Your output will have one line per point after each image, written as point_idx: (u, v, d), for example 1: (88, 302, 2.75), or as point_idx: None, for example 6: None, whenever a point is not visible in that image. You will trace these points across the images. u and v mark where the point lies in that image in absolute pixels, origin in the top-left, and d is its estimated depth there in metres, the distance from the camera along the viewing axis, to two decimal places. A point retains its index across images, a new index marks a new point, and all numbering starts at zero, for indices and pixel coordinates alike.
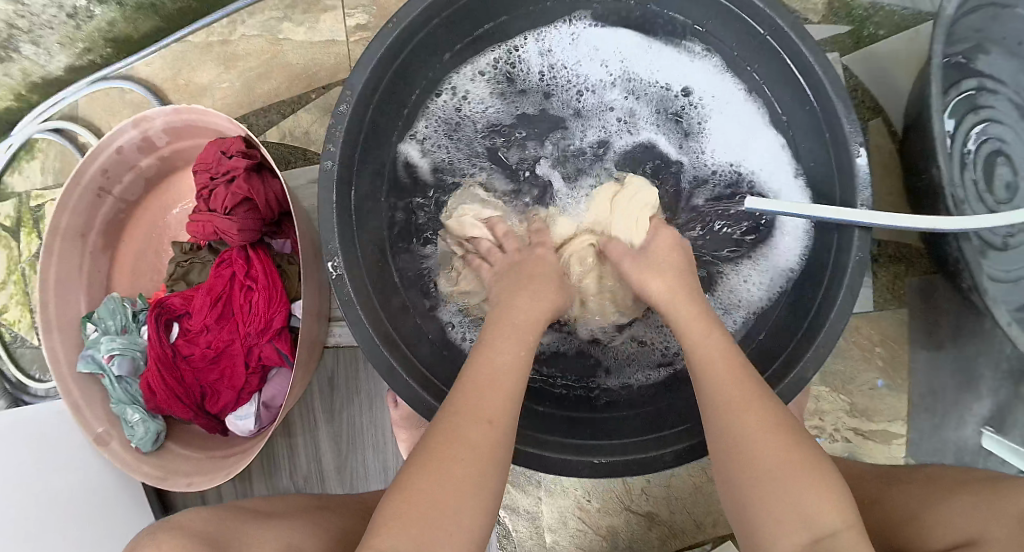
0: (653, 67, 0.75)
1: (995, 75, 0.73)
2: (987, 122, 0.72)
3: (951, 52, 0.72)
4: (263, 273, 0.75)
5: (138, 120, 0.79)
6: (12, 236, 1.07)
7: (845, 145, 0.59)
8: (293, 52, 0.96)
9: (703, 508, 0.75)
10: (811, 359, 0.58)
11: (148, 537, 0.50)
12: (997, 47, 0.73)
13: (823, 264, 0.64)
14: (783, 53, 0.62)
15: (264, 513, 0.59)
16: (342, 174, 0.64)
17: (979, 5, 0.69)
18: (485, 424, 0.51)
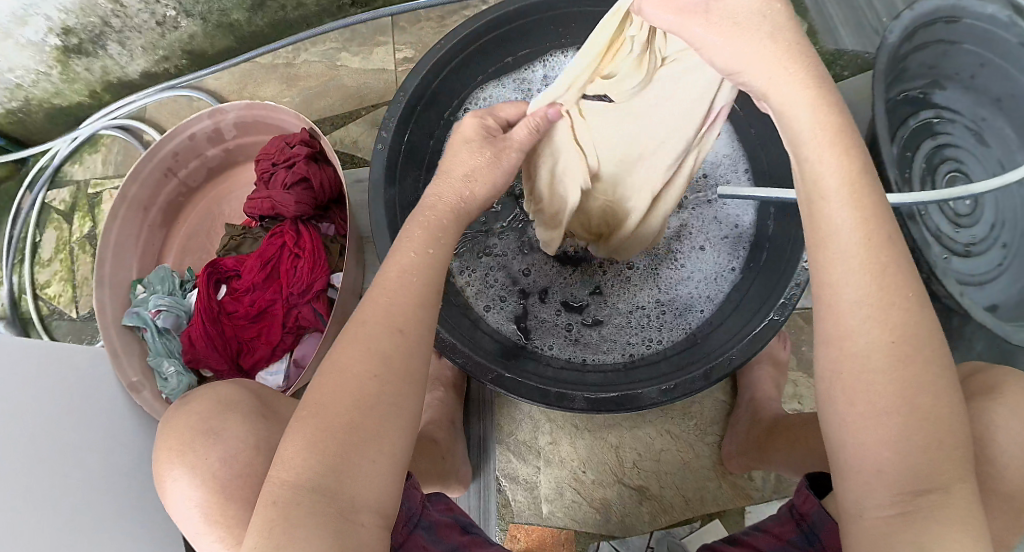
0: None
1: (950, 106, 0.88)
2: (946, 146, 0.87)
3: (910, 87, 0.87)
4: (310, 244, 0.85)
5: (214, 112, 0.92)
6: (66, 219, 1.17)
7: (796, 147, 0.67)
8: (349, 77, 1.11)
9: (691, 484, 0.82)
10: (778, 313, 0.64)
11: (187, 408, 0.56)
12: (954, 82, 0.87)
13: (786, 241, 0.69)
14: None
15: None
16: (392, 157, 0.76)
17: (926, 45, 0.82)
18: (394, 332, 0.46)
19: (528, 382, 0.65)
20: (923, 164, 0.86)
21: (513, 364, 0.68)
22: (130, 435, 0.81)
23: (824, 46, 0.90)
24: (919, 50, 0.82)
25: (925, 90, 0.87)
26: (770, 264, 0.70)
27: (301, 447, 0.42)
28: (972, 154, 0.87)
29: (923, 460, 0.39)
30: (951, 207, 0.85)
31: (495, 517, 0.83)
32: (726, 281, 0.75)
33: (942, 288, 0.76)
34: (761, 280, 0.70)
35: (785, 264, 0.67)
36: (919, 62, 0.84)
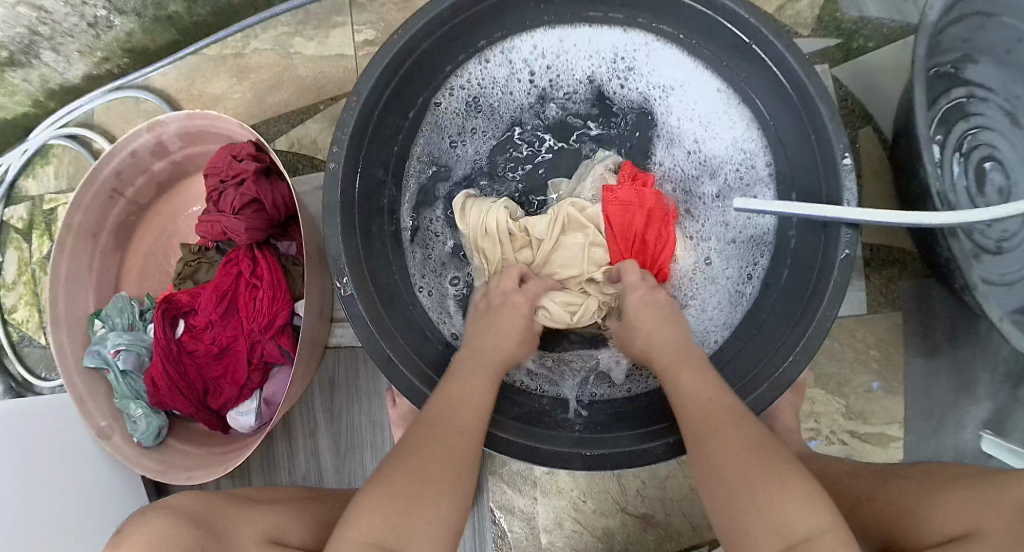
0: (633, 80, 0.79)
1: (985, 84, 0.79)
2: (978, 129, 0.78)
3: (941, 62, 0.78)
4: (268, 272, 0.77)
5: (153, 124, 0.82)
6: (24, 238, 1.09)
7: (830, 152, 0.62)
8: (304, 65, 0.97)
9: (700, 510, 0.76)
10: (800, 354, 0.60)
11: (137, 518, 0.53)
12: (986, 57, 0.78)
13: (812, 261, 0.66)
14: (768, 61, 0.65)
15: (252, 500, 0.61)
16: (347, 175, 0.65)
17: (963, 17, 0.73)
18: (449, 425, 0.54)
19: (518, 443, 0.58)
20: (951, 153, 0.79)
21: (514, 421, 0.63)
22: (97, 500, 0.80)
23: (845, 13, 0.82)
24: (954, 23, 0.73)
25: (957, 65, 0.79)
26: (801, 278, 0.67)
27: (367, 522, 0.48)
28: (1007, 136, 0.78)
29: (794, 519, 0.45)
30: (981, 203, 0.77)
31: (491, 548, 0.78)
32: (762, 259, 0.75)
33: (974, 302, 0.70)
34: (791, 295, 0.68)
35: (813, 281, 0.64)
36: (953, 37, 0.75)
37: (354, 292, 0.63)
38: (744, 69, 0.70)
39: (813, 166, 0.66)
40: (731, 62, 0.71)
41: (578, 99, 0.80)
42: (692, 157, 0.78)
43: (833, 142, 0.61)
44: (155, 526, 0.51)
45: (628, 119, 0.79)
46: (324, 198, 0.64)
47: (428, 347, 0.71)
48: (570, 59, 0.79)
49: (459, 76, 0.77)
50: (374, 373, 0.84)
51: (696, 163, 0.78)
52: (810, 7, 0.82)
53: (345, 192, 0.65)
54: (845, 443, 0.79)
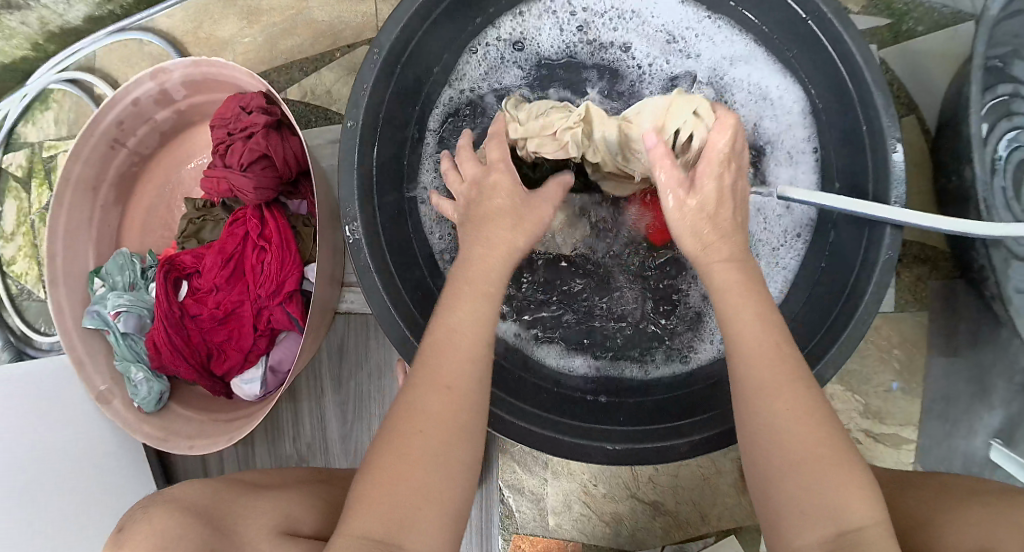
0: (676, 46, 0.72)
1: None
2: (1019, 130, 0.72)
3: (992, 55, 0.70)
4: (276, 233, 0.74)
5: (156, 71, 0.77)
6: (23, 187, 1.05)
7: (881, 142, 0.57)
8: (319, 9, 0.91)
9: (709, 499, 0.74)
10: (833, 358, 0.56)
11: (141, 511, 0.49)
12: None
13: (854, 258, 0.62)
14: (822, 40, 0.59)
15: (258, 488, 0.58)
16: (365, 134, 0.61)
17: (1022, 8, 0.69)
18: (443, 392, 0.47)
19: (534, 430, 0.56)
20: (991, 152, 0.73)
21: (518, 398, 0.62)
22: (97, 463, 0.79)
23: None
24: (1012, 16, 0.68)
25: (1005, 60, 0.72)
26: (841, 275, 0.63)
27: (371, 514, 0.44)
28: None
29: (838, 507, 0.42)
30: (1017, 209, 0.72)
31: (497, 526, 0.78)
32: (800, 248, 0.70)
33: (1005, 311, 0.68)
34: (827, 293, 0.64)
35: (848, 286, 0.61)
36: (1005, 29, 0.69)
37: (372, 264, 0.60)
38: (797, 43, 0.64)
39: (861, 158, 0.61)
40: (782, 35, 0.66)
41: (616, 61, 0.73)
42: None
43: (887, 132, 0.56)
44: (160, 518, 0.47)
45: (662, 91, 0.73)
46: (339, 153, 0.61)
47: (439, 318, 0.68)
48: (613, 21, 0.73)
49: (492, 31, 0.73)
50: (385, 345, 0.81)
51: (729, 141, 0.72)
52: None
53: (362, 150, 0.61)
54: (860, 442, 0.76)
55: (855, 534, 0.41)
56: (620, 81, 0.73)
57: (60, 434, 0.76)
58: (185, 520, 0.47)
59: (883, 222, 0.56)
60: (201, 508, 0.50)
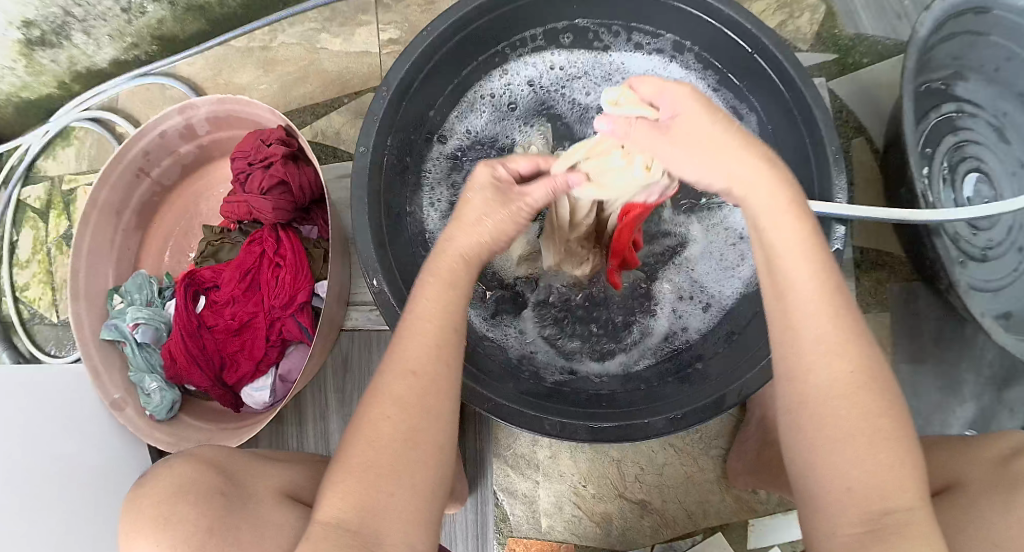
0: None
1: (974, 100, 0.83)
2: (965, 143, 0.83)
3: (931, 79, 0.82)
4: (291, 252, 0.80)
5: (183, 107, 0.85)
6: (41, 217, 1.11)
7: (823, 158, 0.67)
8: (330, 60, 1.01)
9: (694, 497, 0.79)
10: None
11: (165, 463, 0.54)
12: (975, 74, 0.83)
13: None
14: (770, 73, 0.70)
15: (272, 460, 0.62)
16: (375, 159, 0.69)
17: (956, 35, 0.79)
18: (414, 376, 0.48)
19: (524, 411, 0.61)
20: (940, 164, 0.83)
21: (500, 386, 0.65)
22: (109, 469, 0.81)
23: (842, 29, 0.87)
24: (948, 40, 0.79)
25: (946, 82, 0.83)
26: None
27: (341, 492, 0.46)
28: (993, 150, 0.82)
29: (893, 489, 0.42)
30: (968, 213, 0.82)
31: (493, 530, 0.81)
32: (747, 255, 0.74)
33: (960, 302, 0.75)
34: None
35: None
36: (944, 53, 0.81)
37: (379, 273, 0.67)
38: (751, 74, 0.74)
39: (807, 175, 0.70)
40: (735, 71, 0.76)
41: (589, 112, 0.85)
42: None
43: (827, 146, 0.66)
44: (181, 473, 0.52)
45: None
46: (352, 181, 0.68)
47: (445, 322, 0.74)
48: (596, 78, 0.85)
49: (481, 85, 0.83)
50: None
51: None
52: (809, 24, 0.88)
53: (372, 175, 0.69)
54: None
55: (894, 512, 0.42)
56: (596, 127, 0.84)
57: (76, 437, 0.79)
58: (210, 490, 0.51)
59: (827, 218, 0.65)
60: (222, 466, 0.55)
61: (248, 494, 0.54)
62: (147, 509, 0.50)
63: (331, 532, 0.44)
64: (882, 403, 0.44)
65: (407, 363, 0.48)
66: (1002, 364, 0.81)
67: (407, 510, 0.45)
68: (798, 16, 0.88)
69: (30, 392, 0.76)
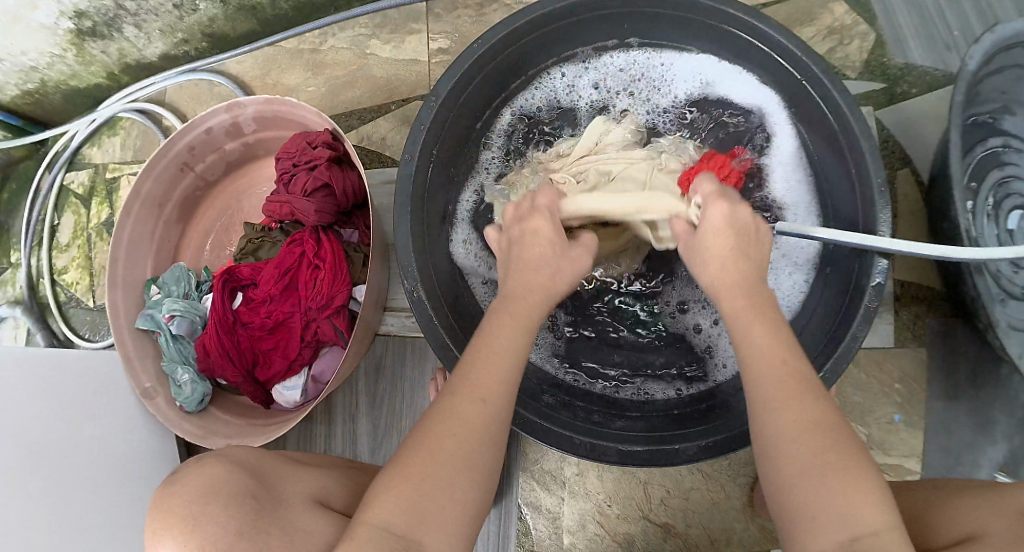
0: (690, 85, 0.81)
1: None
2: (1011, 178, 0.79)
3: (979, 111, 0.80)
4: (330, 254, 0.81)
5: (232, 106, 0.87)
6: (84, 203, 1.14)
7: (868, 189, 0.66)
8: (378, 66, 1.02)
9: (719, 524, 0.78)
10: (831, 370, 0.63)
11: (195, 459, 0.55)
12: None
13: (844, 289, 0.69)
14: (817, 97, 0.70)
15: (300, 463, 0.63)
16: (417, 172, 0.71)
17: (1002, 69, 0.77)
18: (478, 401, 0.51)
19: (555, 429, 0.62)
20: (982, 201, 0.80)
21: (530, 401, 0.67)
22: (136, 462, 0.83)
23: (891, 59, 0.87)
24: (993, 74, 0.78)
25: (994, 115, 0.81)
26: (834, 306, 0.70)
27: (385, 503, 0.47)
28: None
29: (850, 515, 0.42)
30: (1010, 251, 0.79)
31: (514, 544, 0.81)
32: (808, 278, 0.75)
33: None
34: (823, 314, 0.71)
35: (842, 308, 0.67)
36: (990, 87, 0.79)
37: (416, 280, 0.69)
38: (800, 97, 0.73)
39: (852, 204, 0.70)
40: (785, 90, 0.75)
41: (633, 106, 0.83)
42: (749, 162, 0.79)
43: (873, 177, 0.65)
44: (215, 470, 0.52)
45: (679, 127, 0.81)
46: (395, 190, 0.70)
47: (467, 322, 0.76)
48: (644, 87, 0.82)
49: (523, 97, 0.83)
50: (419, 366, 0.87)
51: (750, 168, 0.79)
52: (858, 52, 0.88)
53: (415, 184, 0.71)
54: None
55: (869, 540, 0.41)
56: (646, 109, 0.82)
57: (106, 429, 0.80)
58: (241, 497, 0.51)
59: (868, 250, 0.64)
60: (253, 467, 0.56)
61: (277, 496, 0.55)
62: (176, 508, 0.48)
63: (375, 536, 0.46)
64: (833, 444, 0.45)
65: (477, 391, 0.51)
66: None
67: (450, 528, 0.47)
68: (848, 42, 0.88)
69: (57, 375, 0.77)
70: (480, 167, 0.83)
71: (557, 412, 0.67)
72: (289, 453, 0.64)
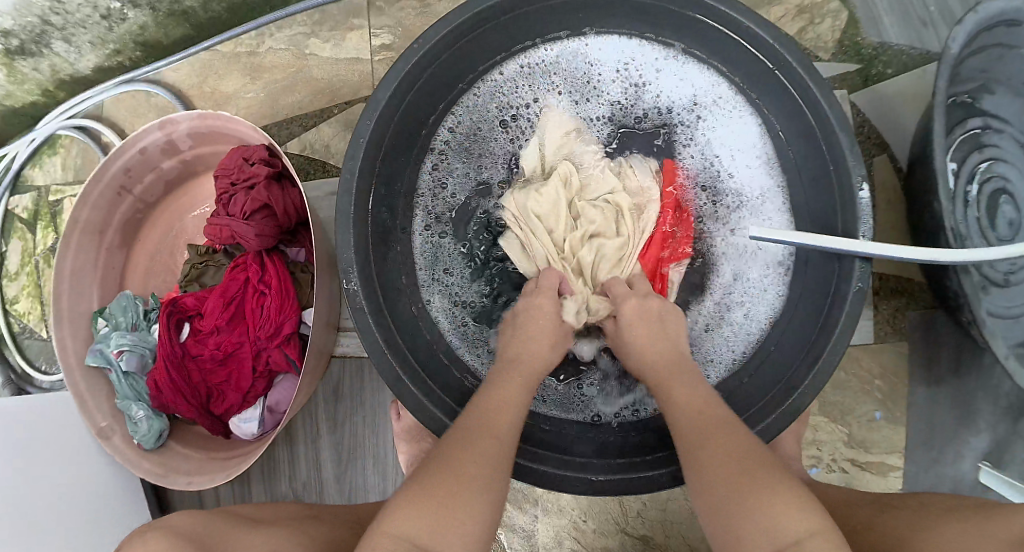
0: (643, 79, 0.76)
1: (999, 115, 0.77)
2: (991, 160, 0.77)
3: (957, 91, 0.76)
4: (275, 277, 0.76)
5: (164, 123, 0.81)
6: (29, 229, 1.08)
7: (848, 187, 0.62)
8: (318, 67, 0.95)
9: (698, 533, 0.76)
10: (811, 384, 0.61)
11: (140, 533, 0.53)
12: (1004, 87, 0.76)
13: (823, 292, 0.66)
14: (793, 90, 0.64)
15: (255, 523, 0.61)
16: (359, 192, 0.65)
17: (981, 49, 0.72)
18: (490, 437, 0.52)
19: (520, 462, 0.59)
20: (962, 185, 0.77)
21: None
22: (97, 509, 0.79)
23: (865, 38, 0.80)
24: (971, 56, 0.72)
25: (972, 96, 0.77)
26: (806, 318, 0.67)
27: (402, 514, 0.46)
28: (1020, 168, 0.76)
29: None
30: (991, 236, 0.76)
31: None
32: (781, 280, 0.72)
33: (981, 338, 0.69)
34: (803, 317, 0.68)
35: (818, 323, 0.65)
36: (971, 67, 0.74)
37: (365, 306, 0.63)
38: (766, 86, 0.68)
39: (829, 203, 0.66)
40: (751, 78, 0.70)
41: (585, 108, 0.78)
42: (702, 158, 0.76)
43: (852, 174, 0.61)
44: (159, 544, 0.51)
45: (635, 128, 0.77)
46: (336, 212, 0.64)
47: (425, 349, 0.72)
48: (586, 83, 0.77)
49: (472, 95, 0.77)
50: (378, 388, 0.83)
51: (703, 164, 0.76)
52: (831, 32, 0.81)
53: (359, 203, 0.65)
54: (845, 472, 0.78)
55: None
56: (595, 118, 0.78)
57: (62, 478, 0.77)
58: None
59: (848, 254, 0.61)
60: (197, 536, 0.53)
61: None
62: None
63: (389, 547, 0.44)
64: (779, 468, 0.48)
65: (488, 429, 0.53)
66: (1020, 396, 0.76)
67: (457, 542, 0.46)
68: (819, 22, 0.81)
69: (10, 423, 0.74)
70: (424, 185, 0.77)
71: (532, 448, 0.62)
72: (244, 513, 0.62)
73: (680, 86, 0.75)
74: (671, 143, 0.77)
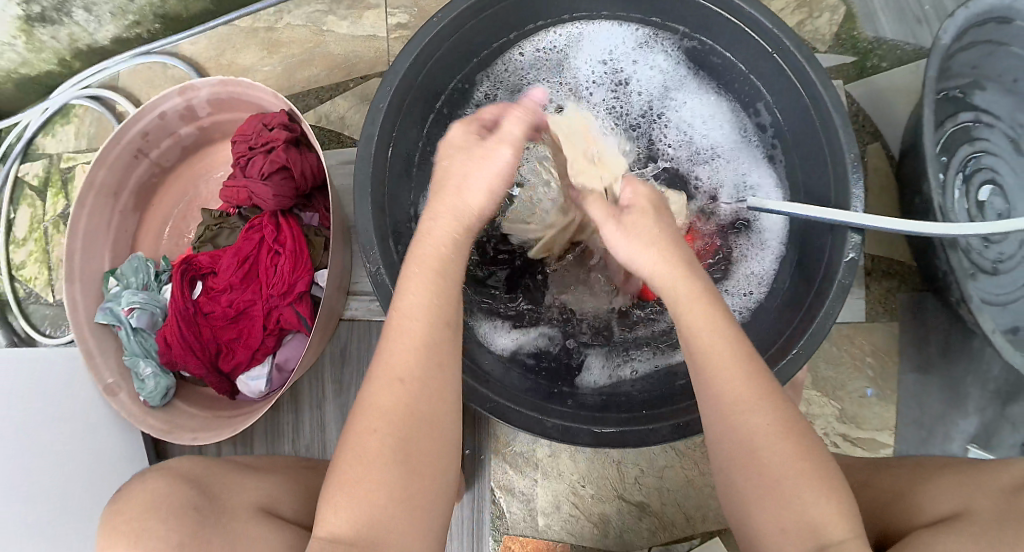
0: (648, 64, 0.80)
1: (991, 110, 0.81)
2: (981, 153, 0.81)
3: (950, 86, 0.80)
4: (290, 238, 0.79)
5: (184, 88, 0.82)
6: (39, 196, 1.09)
7: (842, 165, 0.65)
8: (336, 43, 0.98)
9: (693, 500, 0.78)
10: (807, 342, 0.62)
11: (141, 476, 0.54)
12: (994, 83, 0.80)
13: (817, 262, 0.68)
14: (790, 73, 0.67)
15: (252, 469, 0.62)
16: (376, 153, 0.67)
17: (971, 45, 0.76)
18: (393, 382, 0.47)
19: (527, 412, 0.61)
20: (953, 174, 0.81)
21: (518, 378, 0.69)
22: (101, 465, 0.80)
23: (862, 33, 0.85)
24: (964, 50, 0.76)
25: (964, 91, 0.81)
26: (799, 288, 0.70)
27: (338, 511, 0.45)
28: (1009, 162, 0.80)
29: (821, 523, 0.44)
30: None
31: (489, 526, 0.80)
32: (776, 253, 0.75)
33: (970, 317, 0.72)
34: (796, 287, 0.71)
35: (812, 292, 0.67)
36: (963, 62, 0.78)
37: (381, 260, 0.65)
38: (764, 70, 0.72)
39: (824, 180, 0.68)
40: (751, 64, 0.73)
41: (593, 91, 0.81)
42: (704, 140, 0.79)
43: (845, 150, 0.64)
44: (156, 485, 0.52)
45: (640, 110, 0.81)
46: (355, 173, 0.66)
47: None
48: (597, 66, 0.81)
49: (487, 73, 0.80)
50: None
51: (705, 147, 0.80)
52: (828, 26, 0.85)
53: (377, 164, 0.67)
54: (837, 446, 0.80)
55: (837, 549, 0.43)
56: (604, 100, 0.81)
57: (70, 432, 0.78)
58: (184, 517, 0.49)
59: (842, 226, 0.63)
60: (198, 478, 0.55)
61: (220, 502, 0.53)
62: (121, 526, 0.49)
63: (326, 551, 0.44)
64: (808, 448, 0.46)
65: (392, 371, 0.47)
66: (1008, 379, 0.78)
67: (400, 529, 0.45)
68: (819, 16, 0.85)
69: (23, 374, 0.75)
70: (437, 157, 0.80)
71: (540, 402, 0.64)
72: (244, 461, 0.63)
73: (685, 71, 0.79)
74: (674, 124, 0.80)
